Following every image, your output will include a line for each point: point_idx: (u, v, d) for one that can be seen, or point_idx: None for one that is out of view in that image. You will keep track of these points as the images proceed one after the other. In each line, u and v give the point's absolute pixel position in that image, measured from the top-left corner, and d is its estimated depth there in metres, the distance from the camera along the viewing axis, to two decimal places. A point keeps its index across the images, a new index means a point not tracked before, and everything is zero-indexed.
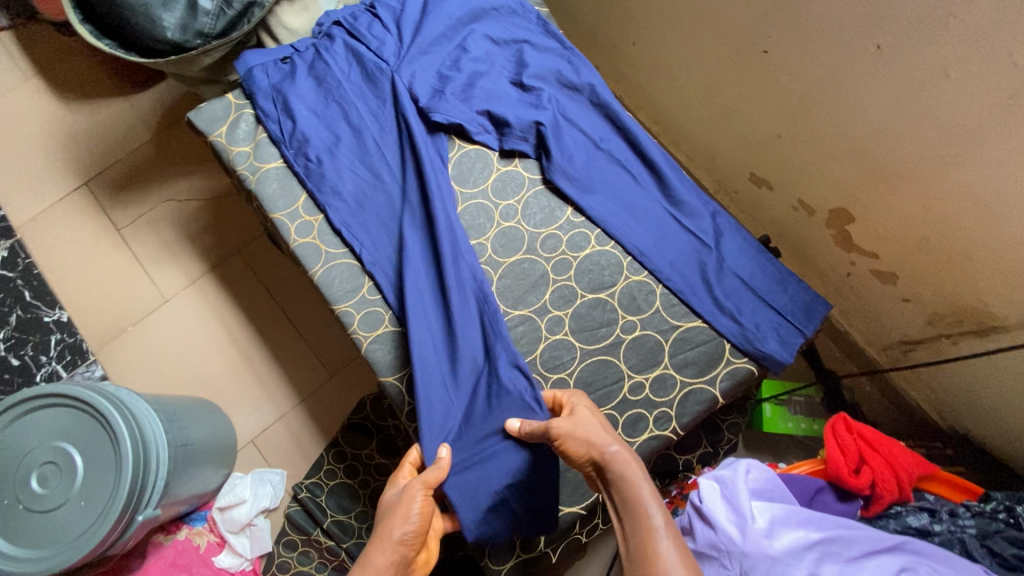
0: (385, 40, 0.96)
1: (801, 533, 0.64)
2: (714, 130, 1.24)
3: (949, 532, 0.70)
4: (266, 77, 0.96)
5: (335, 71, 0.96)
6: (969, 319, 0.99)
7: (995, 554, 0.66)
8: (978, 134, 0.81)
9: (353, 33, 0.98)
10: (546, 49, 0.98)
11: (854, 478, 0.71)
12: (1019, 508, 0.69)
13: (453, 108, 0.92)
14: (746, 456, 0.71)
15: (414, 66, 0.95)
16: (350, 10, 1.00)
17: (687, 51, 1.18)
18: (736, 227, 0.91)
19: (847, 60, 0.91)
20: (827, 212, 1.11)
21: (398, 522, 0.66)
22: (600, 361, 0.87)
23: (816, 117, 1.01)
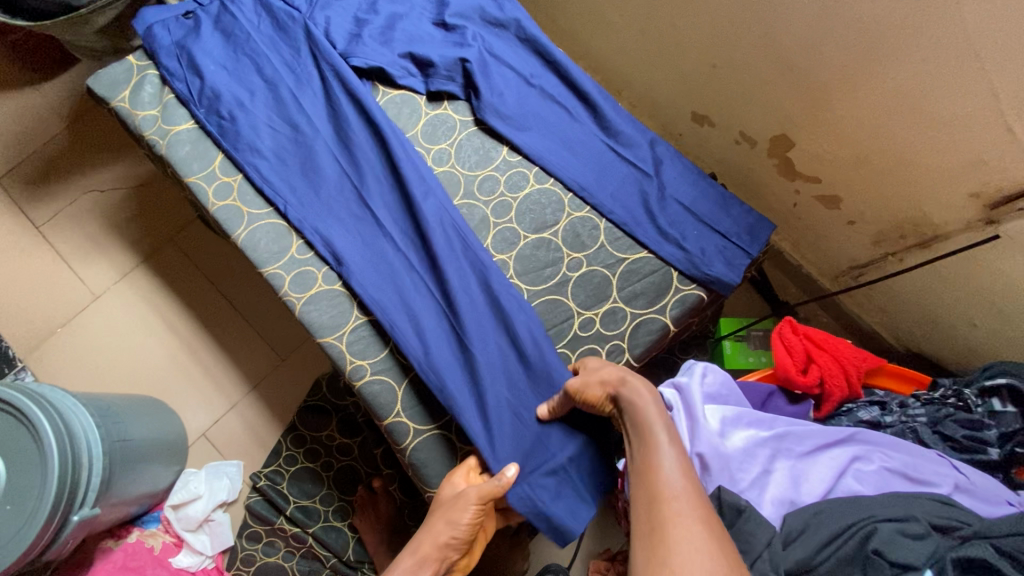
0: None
1: (751, 432, 0.63)
2: (651, 71, 1.21)
3: (903, 423, 0.70)
4: (168, 34, 0.89)
5: (243, 23, 0.89)
6: (912, 233, 1.00)
7: (946, 438, 0.67)
8: (902, 34, 0.81)
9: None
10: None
11: (803, 378, 0.71)
12: (966, 391, 0.69)
13: (373, 52, 0.87)
14: (702, 360, 0.69)
15: (330, 12, 0.89)
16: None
17: None
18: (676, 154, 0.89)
19: None
20: (768, 141, 1.11)
21: (453, 513, 0.69)
22: (548, 301, 0.84)
23: (748, 40, 1.00)
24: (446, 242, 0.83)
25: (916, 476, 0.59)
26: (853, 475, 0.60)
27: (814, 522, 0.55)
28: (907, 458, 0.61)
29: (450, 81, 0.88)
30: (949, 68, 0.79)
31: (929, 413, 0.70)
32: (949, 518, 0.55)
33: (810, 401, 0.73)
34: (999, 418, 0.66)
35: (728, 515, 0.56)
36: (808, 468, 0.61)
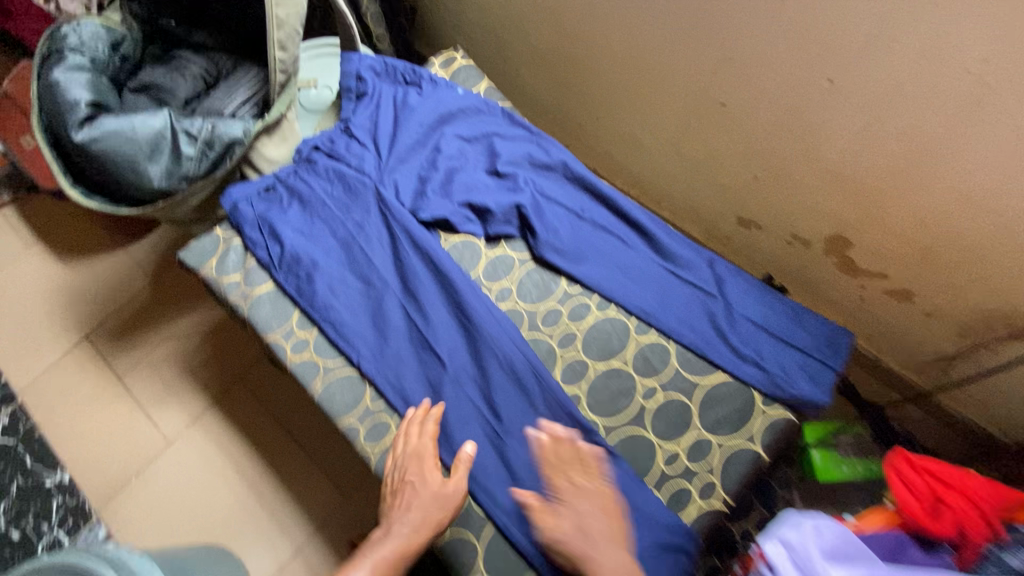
0: (364, 154, 1.01)
1: None
2: (690, 183, 1.25)
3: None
4: (251, 208, 0.98)
5: (318, 192, 0.98)
6: (1004, 324, 0.94)
7: None
8: (954, 141, 0.80)
9: (333, 152, 1.02)
10: (516, 135, 1.02)
11: (934, 522, 0.68)
12: None
13: (437, 207, 0.95)
14: (814, 514, 0.64)
15: (397, 174, 0.98)
16: (326, 133, 1.05)
17: (648, 118, 1.20)
18: (737, 270, 0.89)
19: (803, 98, 0.91)
20: (823, 240, 1.10)
21: (433, 477, 0.76)
22: (628, 436, 0.80)
23: (788, 155, 1.00)
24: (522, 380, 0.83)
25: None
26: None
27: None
28: None
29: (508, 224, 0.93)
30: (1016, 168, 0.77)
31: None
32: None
33: (946, 546, 0.68)
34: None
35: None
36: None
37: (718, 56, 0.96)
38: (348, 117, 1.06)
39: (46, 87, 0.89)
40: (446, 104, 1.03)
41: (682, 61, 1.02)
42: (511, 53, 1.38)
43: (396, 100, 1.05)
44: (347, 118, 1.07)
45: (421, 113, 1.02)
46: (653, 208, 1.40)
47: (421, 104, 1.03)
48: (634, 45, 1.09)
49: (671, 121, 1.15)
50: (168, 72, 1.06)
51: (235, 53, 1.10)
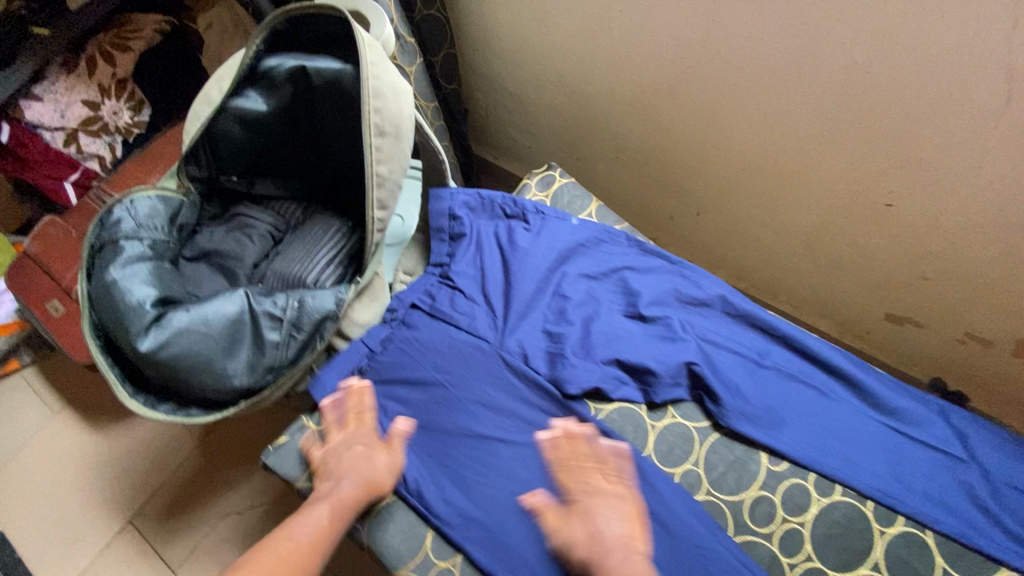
0: (476, 309, 0.85)
1: None
2: (821, 278, 1.09)
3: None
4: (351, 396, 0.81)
5: (429, 366, 0.81)
6: None
7: None
8: None
9: (437, 309, 0.86)
10: (651, 267, 0.86)
11: None
12: None
13: (585, 372, 0.77)
14: None
15: (523, 333, 0.82)
16: (422, 286, 0.90)
17: (772, 216, 1.04)
18: (975, 418, 0.72)
19: (1015, 202, 0.74)
20: (1015, 342, 0.92)
21: (352, 438, 0.76)
22: None
23: (976, 259, 0.84)
24: None
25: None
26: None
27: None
28: None
29: (676, 386, 0.76)
30: None
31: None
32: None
33: None
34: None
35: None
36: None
37: (896, 157, 0.80)
38: (446, 263, 0.90)
39: (100, 290, 0.72)
40: (562, 240, 0.89)
41: (834, 163, 0.87)
42: (587, 150, 1.24)
43: (501, 238, 0.90)
44: (444, 263, 0.91)
45: (536, 254, 0.87)
46: (767, 301, 1.24)
47: (534, 243, 0.88)
48: (760, 144, 0.94)
49: (806, 219, 0.99)
50: (231, 234, 0.90)
51: (305, 200, 0.95)
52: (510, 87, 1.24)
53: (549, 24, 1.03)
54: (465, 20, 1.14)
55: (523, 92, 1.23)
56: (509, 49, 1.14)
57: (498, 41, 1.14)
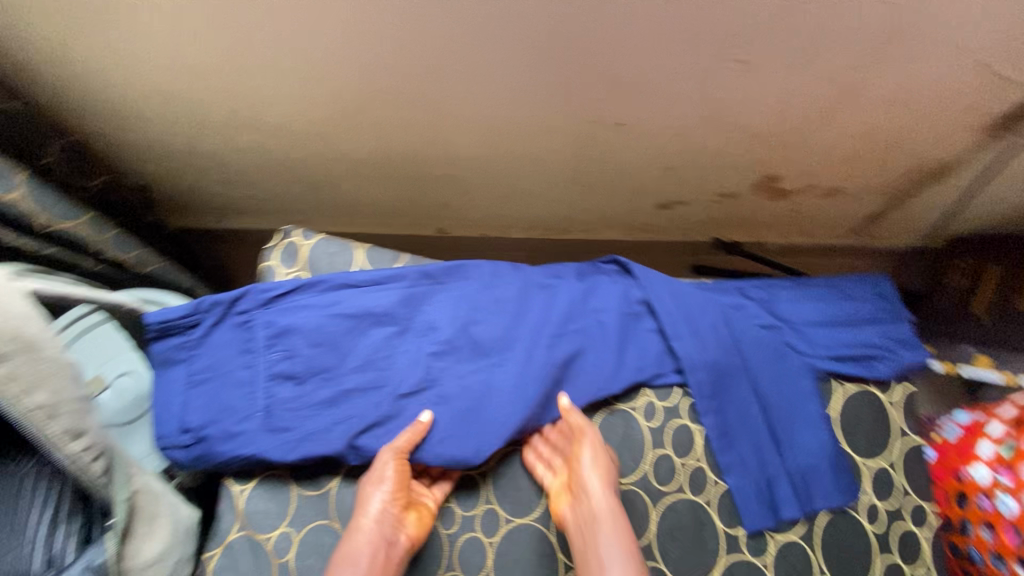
0: (296, 414, 0.67)
1: None
2: (598, 199, 1.12)
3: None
4: (235, 438, 0.67)
5: (265, 452, 0.66)
6: (921, 175, 1.02)
7: None
8: (874, 65, 0.75)
9: (244, 447, 0.66)
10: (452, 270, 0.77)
11: None
12: None
13: (452, 417, 0.67)
14: None
15: (363, 409, 0.68)
16: (196, 419, 0.68)
17: (532, 167, 1.02)
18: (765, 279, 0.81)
19: (713, 84, 0.79)
20: (751, 186, 1.07)
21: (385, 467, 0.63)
22: (829, 523, 0.70)
23: (701, 140, 0.92)
24: (698, 548, 0.67)
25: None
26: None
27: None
28: None
29: (530, 378, 0.69)
30: (929, 66, 0.75)
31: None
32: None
33: None
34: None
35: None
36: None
37: (612, 83, 0.79)
38: (214, 382, 0.70)
39: None
40: (345, 289, 0.75)
41: (564, 108, 0.85)
42: (319, 178, 1.06)
43: (274, 321, 0.72)
44: (212, 382, 0.70)
45: (324, 315, 0.72)
46: (563, 235, 1.27)
47: (312, 310, 0.72)
48: (484, 111, 0.86)
49: (562, 161, 0.99)
50: None
51: None
52: (182, 147, 0.96)
53: (179, 67, 0.78)
54: (61, 93, 0.82)
55: (204, 148, 0.97)
56: (151, 107, 0.87)
57: (131, 101, 0.85)
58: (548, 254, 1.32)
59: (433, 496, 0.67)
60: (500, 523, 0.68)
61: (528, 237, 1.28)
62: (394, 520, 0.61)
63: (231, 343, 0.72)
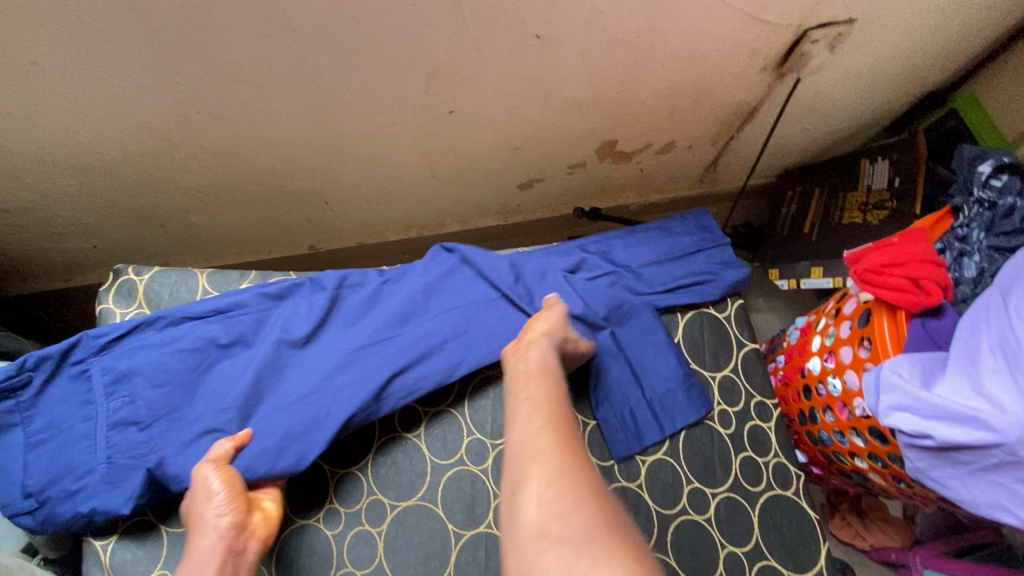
0: (140, 460, 0.65)
1: (994, 371, 0.56)
2: (460, 190, 1.17)
3: (981, 245, 0.70)
4: (84, 494, 0.63)
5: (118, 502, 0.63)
6: (735, 120, 1.15)
7: (1008, 234, 0.68)
8: (653, 26, 0.84)
9: (96, 501, 0.63)
10: (300, 288, 0.78)
11: None
12: (981, 191, 0.71)
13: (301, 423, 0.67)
14: (883, 363, 0.64)
15: (209, 437, 0.66)
16: (34, 489, 0.63)
17: (384, 167, 1.04)
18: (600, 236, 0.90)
19: (518, 62, 0.85)
20: (594, 154, 1.16)
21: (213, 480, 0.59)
22: (689, 437, 0.77)
23: (531, 116, 0.98)
24: None
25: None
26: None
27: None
28: None
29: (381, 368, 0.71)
30: (700, 22, 0.85)
31: (963, 179, 0.74)
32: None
33: None
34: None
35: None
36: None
37: (425, 70, 0.84)
38: (52, 445, 0.65)
39: None
40: (192, 324, 0.73)
41: (389, 100, 0.89)
42: (167, 210, 1.03)
43: (113, 367, 0.68)
44: (49, 447, 0.65)
45: (167, 351, 0.70)
46: (440, 231, 1.30)
47: (154, 349, 0.70)
48: (313, 113, 0.89)
49: (409, 156, 1.02)
50: None
51: None
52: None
53: None
54: None
55: (25, 198, 0.92)
56: None
57: None
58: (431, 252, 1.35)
59: (272, 496, 0.64)
60: (385, 509, 0.69)
61: (406, 239, 1.30)
62: (239, 530, 0.58)
63: (69, 398, 0.67)
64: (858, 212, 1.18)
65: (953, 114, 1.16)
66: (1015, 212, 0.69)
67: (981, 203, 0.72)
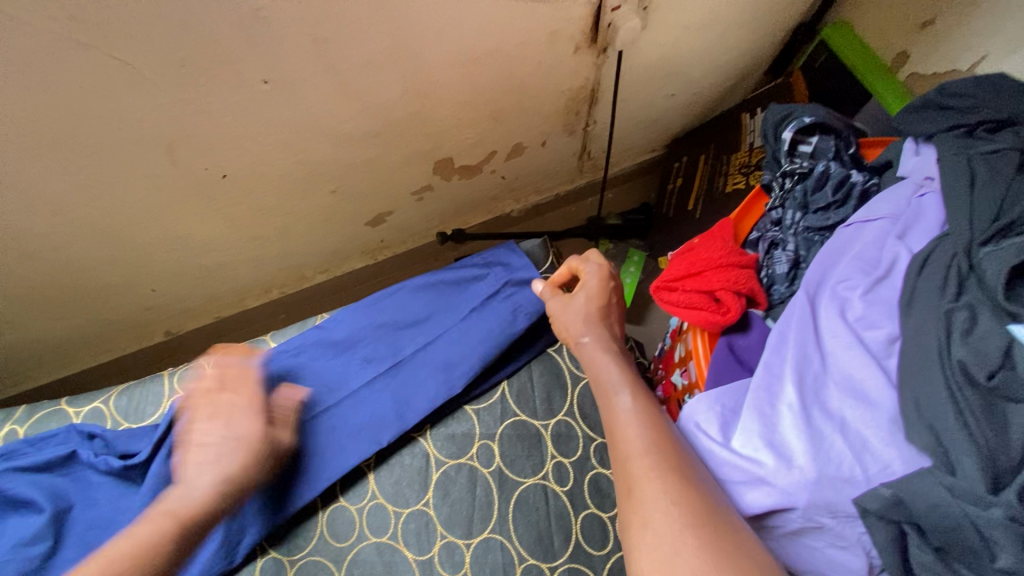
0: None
1: (788, 412, 0.48)
2: (301, 244, 1.07)
3: (796, 229, 0.62)
4: None
5: None
6: (580, 104, 1.02)
7: (819, 214, 0.61)
8: (407, 37, 0.72)
9: None
10: (54, 437, 0.70)
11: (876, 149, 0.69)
12: (785, 168, 0.64)
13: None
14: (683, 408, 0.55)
15: None
16: None
17: (194, 244, 0.95)
18: (377, 298, 0.80)
19: (266, 110, 0.74)
20: (434, 175, 1.04)
21: None
22: (521, 504, 0.67)
23: (326, 157, 0.87)
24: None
25: (870, 268, 0.53)
26: (861, 329, 0.51)
27: (932, 402, 0.43)
28: (854, 264, 0.54)
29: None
30: (461, 21, 0.73)
31: (775, 150, 0.67)
32: (952, 262, 0.49)
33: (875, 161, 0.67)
34: (937, 108, 0.60)
35: (894, 514, 0.41)
36: (881, 355, 0.49)
37: (161, 144, 0.73)
38: None
39: None
40: None
41: (146, 182, 0.78)
42: None
43: None
44: None
45: None
46: (306, 285, 1.20)
47: None
48: (67, 218, 0.79)
49: (214, 227, 0.92)
50: None
51: None
52: None
53: None
54: None
55: None
56: None
57: None
58: (305, 308, 1.26)
59: None
60: None
61: (270, 301, 1.20)
62: None
63: None
64: (740, 175, 1.03)
65: (824, 48, 1.01)
66: (829, 180, 0.61)
67: (790, 176, 0.64)
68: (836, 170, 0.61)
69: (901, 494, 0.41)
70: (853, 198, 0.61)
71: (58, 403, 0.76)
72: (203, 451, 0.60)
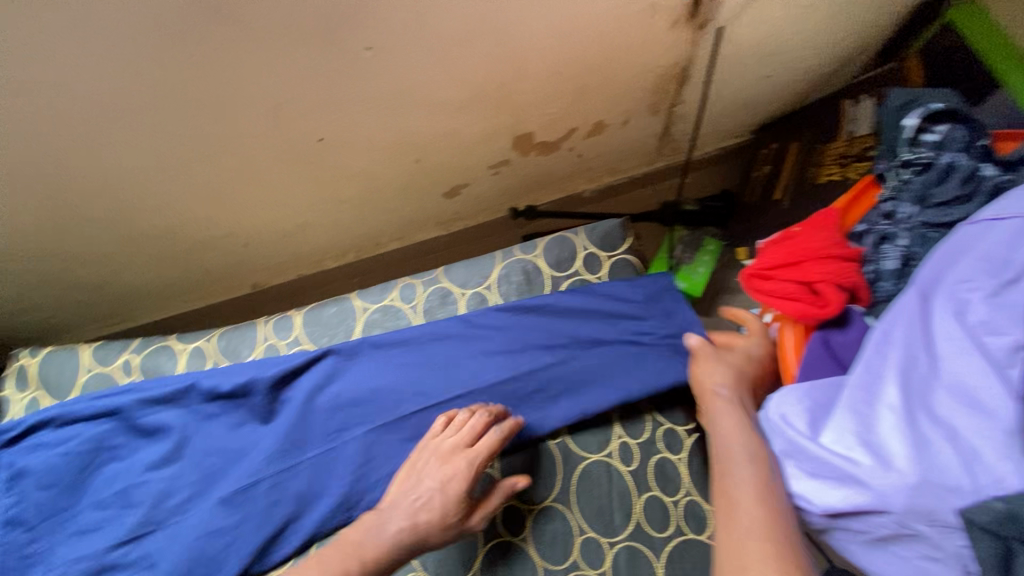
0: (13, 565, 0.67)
1: (890, 415, 0.47)
2: (380, 210, 1.11)
3: (911, 223, 0.59)
4: None
5: None
6: (668, 82, 0.98)
7: (938, 210, 0.58)
8: (503, 8, 0.71)
9: None
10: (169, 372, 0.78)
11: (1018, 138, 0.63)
12: (905, 157, 0.61)
13: (187, 558, 0.65)
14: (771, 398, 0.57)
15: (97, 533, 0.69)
16: None
17: (284, 203, 1.00)
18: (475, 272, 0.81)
19: (362, 77, 0.76)
20: (513, 150, 1.05)
21: None
22: (583, 477, 0.68)
23: (413, 126, 0.89)
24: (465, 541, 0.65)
25: (996, 270, 0.49)
26: (982, 335, 0.47)
27: None
28: (976, 267, 0.50)
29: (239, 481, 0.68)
30: None
31: (895, 137, 0.63)
32: None
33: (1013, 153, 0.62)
34: None
35: (1007, 531, 0.38)
36: (1003, 365, 0.44)
37: (265, 106, 0.77)
38: None
39: None
40: (81, 422, 0.76)
41: (249, 142, 0.84)
42: (94, 279, 1.06)
43: (13, 463, 0.73)
44: None
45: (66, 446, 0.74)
46: (380, 251, 1.25)
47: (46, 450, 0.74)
48: (178, 171, 0.85)
49: (304, 188, 0.97)
50: None
51: None
52: None
53: None
54: None
55: None
56: None
57: None
58: (377, 273, 1.31)
59: None
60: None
61: (346, 264, 1.26)
62: None
63: None
64: (837, 166, 0.96)
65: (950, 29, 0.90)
66: (954, 173, 0.57)
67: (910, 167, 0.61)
68: (965, 162, 0.57)
69: (1016, 510, 0.38)
70: (981, 194, 0.56)
71: (167, 339, 0.84)
72: (410, 491, 0.61)
